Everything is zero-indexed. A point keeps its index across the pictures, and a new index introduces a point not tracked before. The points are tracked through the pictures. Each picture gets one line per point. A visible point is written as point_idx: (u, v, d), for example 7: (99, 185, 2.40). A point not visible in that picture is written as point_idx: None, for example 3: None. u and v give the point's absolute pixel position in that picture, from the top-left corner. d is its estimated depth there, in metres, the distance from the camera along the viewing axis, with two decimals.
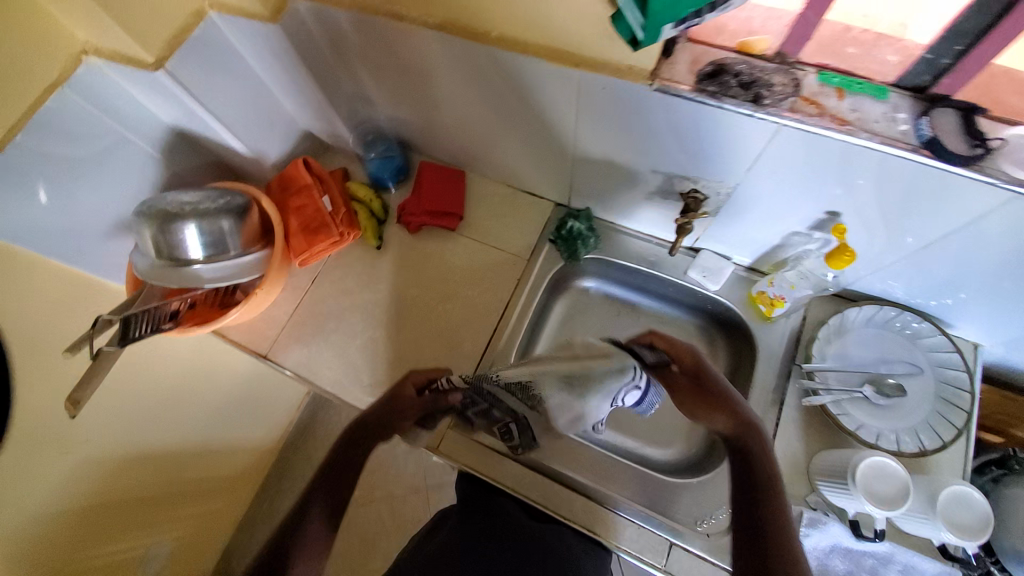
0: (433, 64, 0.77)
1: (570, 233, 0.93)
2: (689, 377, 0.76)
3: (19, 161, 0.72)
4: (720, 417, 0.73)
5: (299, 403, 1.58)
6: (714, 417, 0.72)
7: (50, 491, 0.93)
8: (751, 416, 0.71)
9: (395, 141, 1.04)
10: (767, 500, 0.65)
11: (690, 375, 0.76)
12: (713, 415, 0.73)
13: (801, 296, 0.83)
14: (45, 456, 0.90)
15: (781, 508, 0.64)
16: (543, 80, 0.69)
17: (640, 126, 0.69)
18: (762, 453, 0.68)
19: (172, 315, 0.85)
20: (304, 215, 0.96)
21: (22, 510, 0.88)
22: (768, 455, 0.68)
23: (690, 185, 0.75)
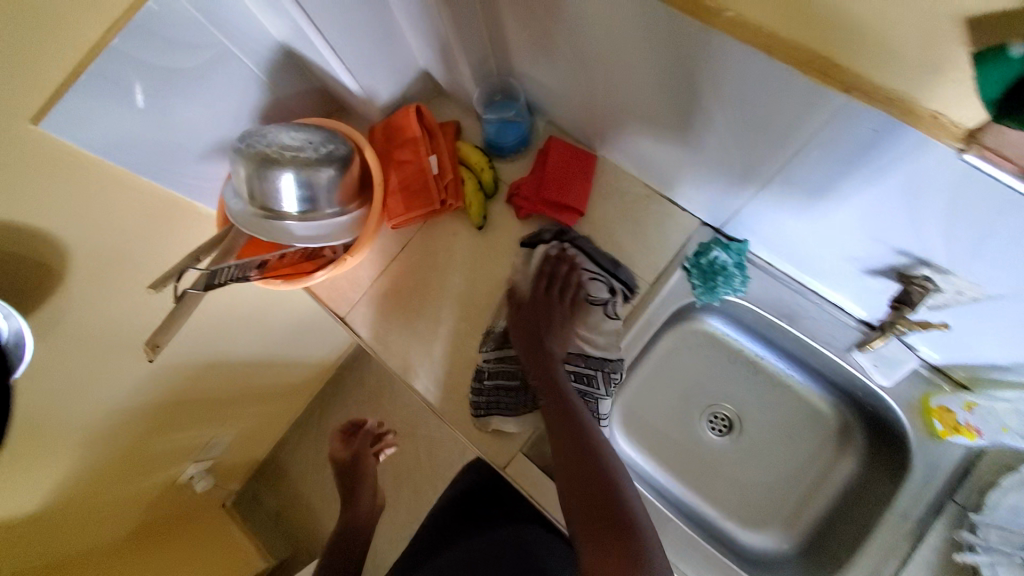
0: (610, 30, 0.58)
1: (711, 265, 0.77)
2: (527, 310, 0.81)
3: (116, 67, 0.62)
4: (534, 355, 0.79)
5: (346, 346, 1.41)
6: (535, 363, 0.79)
7: (125, 391, 0.92)
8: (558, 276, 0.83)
9: (524, 102, 0.87)
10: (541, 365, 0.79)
11: (526, 307, 0.82)
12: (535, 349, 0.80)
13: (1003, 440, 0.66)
14: (118, 361, 0.87)
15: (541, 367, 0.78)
16: (771, 91, 0.50)
17: (894, 187, 0.50)
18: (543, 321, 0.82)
19: (260, 265, 0.77)
20: (408, 174, 0.84)
21: (94, 402, 0.88)
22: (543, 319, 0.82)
23: (923, 272, 0.57)
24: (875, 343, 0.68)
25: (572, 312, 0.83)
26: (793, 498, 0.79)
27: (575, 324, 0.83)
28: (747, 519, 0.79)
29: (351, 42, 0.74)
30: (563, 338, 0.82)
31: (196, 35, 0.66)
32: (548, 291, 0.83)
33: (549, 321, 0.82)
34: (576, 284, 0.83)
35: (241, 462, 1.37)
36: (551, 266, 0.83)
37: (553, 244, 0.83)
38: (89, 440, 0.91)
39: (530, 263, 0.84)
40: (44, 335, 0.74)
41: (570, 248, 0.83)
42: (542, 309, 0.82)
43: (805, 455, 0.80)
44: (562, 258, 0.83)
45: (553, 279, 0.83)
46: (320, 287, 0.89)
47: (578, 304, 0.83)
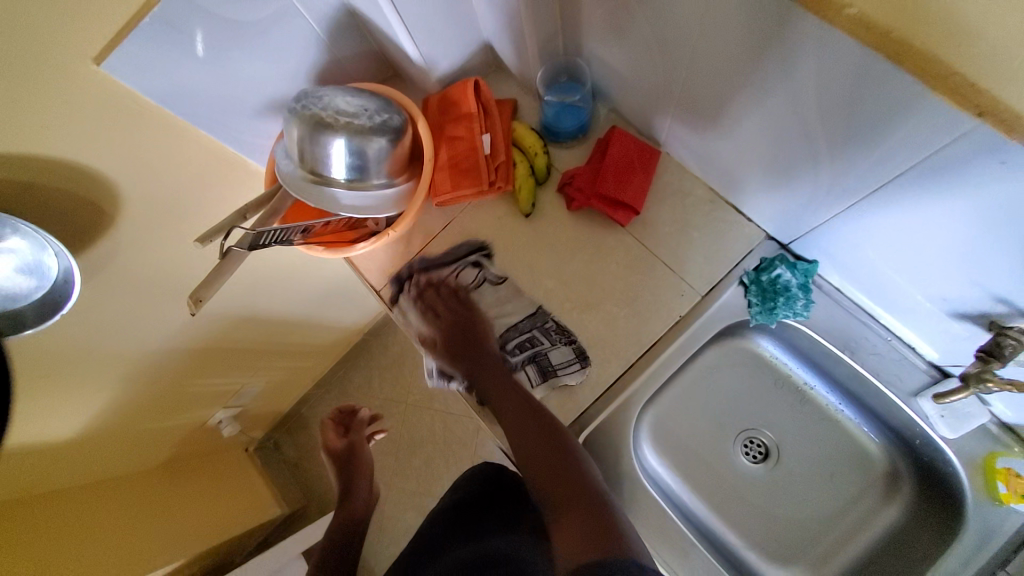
0: (703, 15, 0.52)
1: (774, 283, 0.71)
2: (446, 340, 0.83)
3: (178, 14, 0.60)
4: (476, 363, 0.81)
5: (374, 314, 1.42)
6: (480, 370, 0.81)
7: (165, 335, 0.95)
8: (434, 297, 0.85)
9: (590, 87, 0.81)
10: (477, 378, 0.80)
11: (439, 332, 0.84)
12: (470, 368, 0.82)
13: None
14: (161, 306, 0.89)
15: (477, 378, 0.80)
16: (886, 104, 0.44)
17: (1017, 232, 0.44)
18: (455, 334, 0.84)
19: (304, 231, 0.76)
20: (458, 150, 0.81)
21: (138, 343, 0.91)
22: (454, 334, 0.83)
23: (1022, 324, 0.50)
24: (958, 395, 0.61)
25: (478, 314, 0.85)
26: (825, 540, 0.74)
27: (485, 320, 0.84)
28: (773, 554, 0.75)
29: (418, 8, 0.70)
30: (488, 340, 0.83)
31: None
32: (450, 310, 0.84)
33: (468, 333, 0.83)
34: (461, 287, 0.86)
35: (264, 411, 1.42)
36: (434, 286, 0.85)
37: (416, 280, 0.85)
38: (131, 376, 0.95)
39: (419, 308, 0.85)
40: (95, 274, 0.75)
41: (433, 272, 0.86)
42: (459, 329, 0.84)
43: (844, 498, 0.75)
44: (435, 283, 0.85)
45: (446, 300, 0.85)
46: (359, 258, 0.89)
47: (474, 303, 0.85)
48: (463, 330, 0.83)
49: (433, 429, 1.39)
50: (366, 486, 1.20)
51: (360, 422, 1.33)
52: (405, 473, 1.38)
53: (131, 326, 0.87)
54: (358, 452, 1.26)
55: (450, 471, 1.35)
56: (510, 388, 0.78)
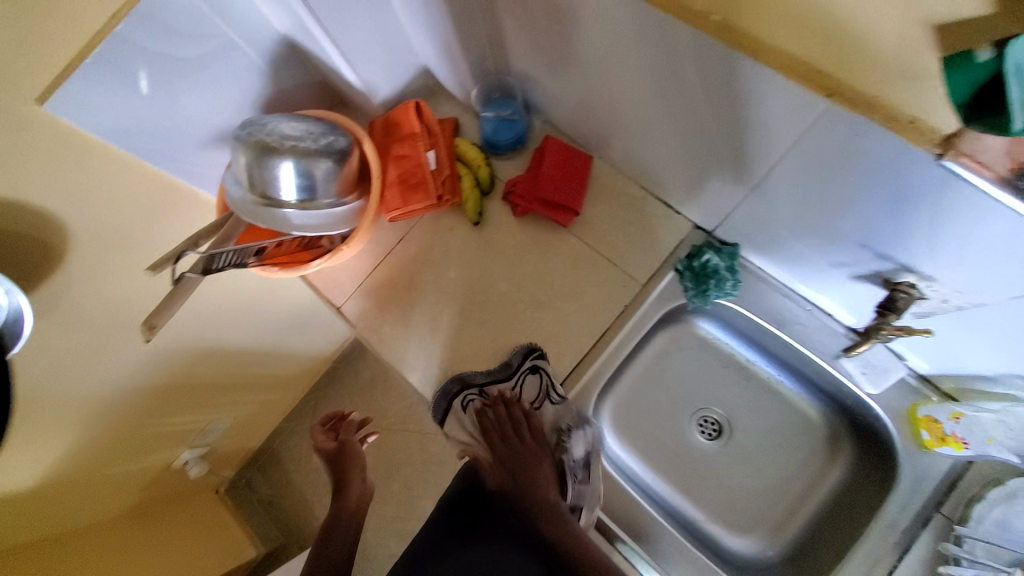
0: (602, 28, 0.58)
1: (704, 268, 0.76)
2: (500, 467, 0.80)
3: (118, 54, 0.63)
4: (528, 487, 0.77)
5: (341, 340, 1.42)
6: (529, 494, 0.76)
7: (126, 373, 0.93)
8: (488, 414, 0.82)
9: (522, 101, 0.87)
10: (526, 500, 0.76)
11: (496, 456, 0.81)
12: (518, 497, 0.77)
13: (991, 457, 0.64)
14: (118, 343, 0.88)
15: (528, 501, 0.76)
16: (758, 97, 0.51)
17: (880, 196, 0.50)
18: (508, 449, 0.80)
19: (259, 251, 0.78)
20: (405, 168, 0.85)
21: (96, 382, 0.89)
22: (507, 450, 0.80)
23: (907, 278, 0.56)
24: (862, 348, 0.66)
25: (538, 442, 0.80)
26: (781, 504, 0.78)
27: (542, 451, 0.80)
28: (736, 524, 0.78)
29: (352, 37, 0.76)
30: (542, 473, 0.78)
31: (200, 26, 0.69)
32: (506, 437, 0.81)
33: (523, 463, 0.79)
34: (523, 408, 0.82)
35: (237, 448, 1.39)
36: (496, 404, 0.82)
37: (471, 398, 0.82)
38: (87, 420, 0.92)
39: (472, 429, 0.83)
40: (45, 312, 0.75)
41: (491, 389, 0.82)
42: (515, 456, 0.79)
43: (793, 462, 0.80)
44: (493, 402, 0.82)
45: (502, 422, 0.82)
46: (318, 277, 0.91)
47: (538, 429, 0.81)
48: (519, 462, 0.79)
49: (410, 449, 1.38)
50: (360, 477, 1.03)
51: (351, 425, 1.13)
52: (384, 497, 1.35)
53: (86, 365, 0.86)
54: (349, 454, 1.06)
55: (429, 490, 1.34)
56: (563, 523, 0.71)
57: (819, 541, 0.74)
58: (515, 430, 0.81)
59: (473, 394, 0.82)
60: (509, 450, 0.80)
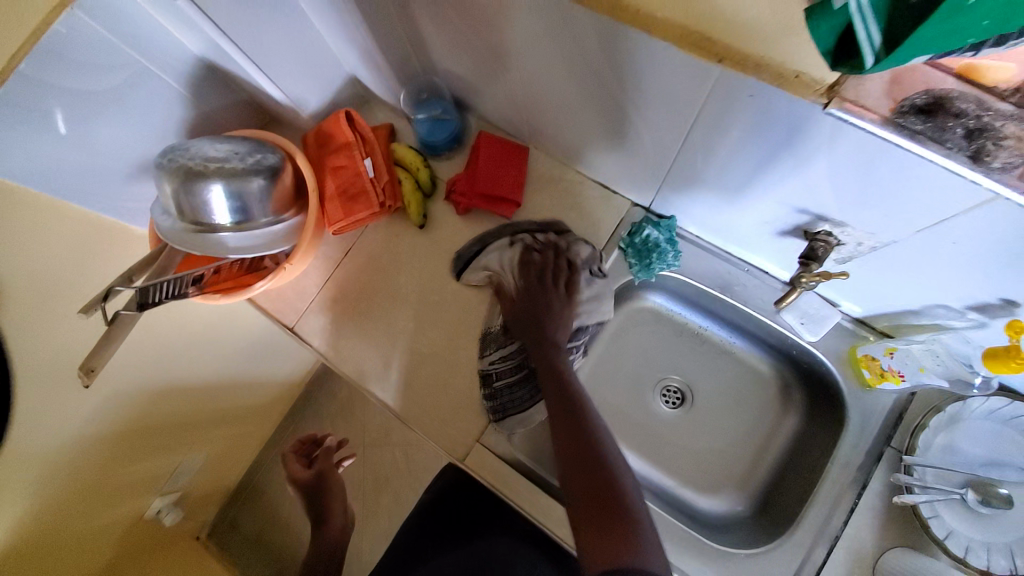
0: (509, 19, 0.60)
1: (645, 243, 0.79)
2: (522, 301, 0.81)
3: (21, 93, 0.60)
4: (541, 337, 0.77)
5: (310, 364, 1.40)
6: (538, 349, 0.76)
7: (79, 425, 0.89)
8: (529, 258, 0.83)
9: (452, 101, 0.88)
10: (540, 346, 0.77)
11: (519, 299, 0.81)
12: (529, 334, 0.78)
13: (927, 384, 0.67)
14: None
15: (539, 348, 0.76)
16: (662, 70, 0.53)
17: (783, 154, 0.53)
18: (542, 299, 0.81)
19: (196, 280, 0.77)
20: (343, 178, 0.84)
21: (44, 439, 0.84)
22: (542, 300, 0.81)
23: (823, 227, 0.60)
24: (789, 297, 0.70)
25: (570, 297, 0.81)
26: (744, 459, 0.82)
27: (565, 310, 0.80)
28: (706, 486, 0.81)
29: (271, 53, 0.75)
30: (559, 324, 0.79)
31: (109, 57, 0.66)
32: (541, 281, 0.82)
33: (544, 306, 0.80)
34: (570, 261, 0.82)
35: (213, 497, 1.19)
36: (546, 252, 0.83)
37: (525, 235, 0.84)
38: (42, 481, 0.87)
39: (510, 258, 0.83)
40: None
41: (548, 236, 0.83)
42: (538, 297, 0.81)
43: (750, 417, 0.83)
44: (543, 245, 0.83)
45: (544, 268, 0.82)
46: (267, 300, 0.89)
47: (574, 285, 0.81)
48: (536, 306, 0.80)
49: None
50: (342, 509, 1.17)
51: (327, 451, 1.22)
52: None
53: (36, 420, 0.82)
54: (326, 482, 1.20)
55: None
56: (563, 369, 0.73)
57: (780, 488, 0.77)
58: (547, 285, 0.82)
59: (524, 241, 0.83)
60: (542, 300, 0.81)
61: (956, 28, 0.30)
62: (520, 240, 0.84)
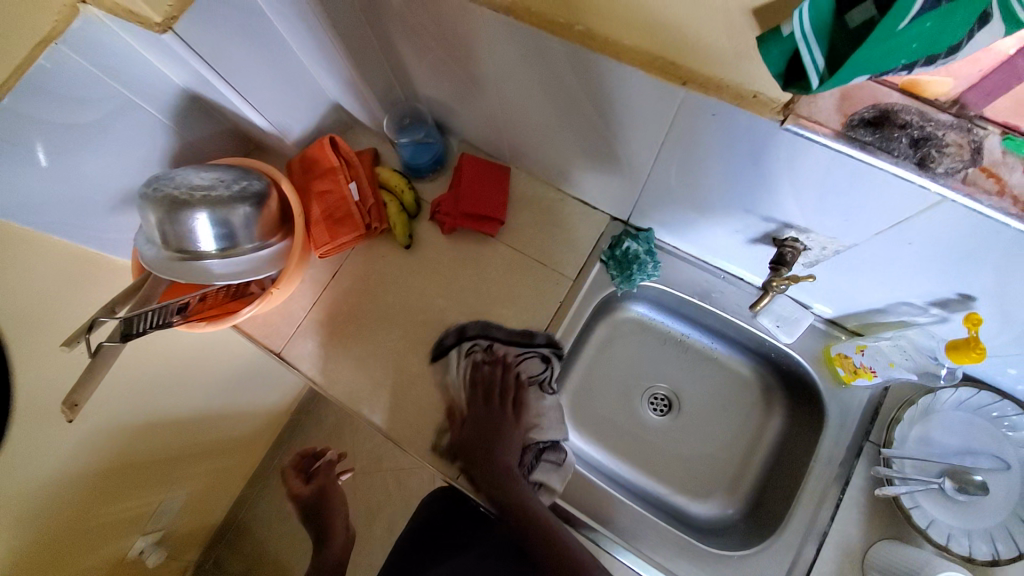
0: (486, 47, 0.63)
1: (626, 255, 0.82)
2: (469, 427, 0.80)
3: (3, 127, 0.61)
4: (491, 460, 0.78)
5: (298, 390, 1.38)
6: (489, 471, 0.78)
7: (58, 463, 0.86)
8: (478, 372, 0.84)
9: (434, 125, 0.91)
10: (493, 469, 0.78)
11: (467, 421, 0.81)
12: (479, 457, 0.79)
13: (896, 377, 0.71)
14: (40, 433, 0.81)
15: (492, 468, 0.78)
16: (631, 92, 0.56)
17: (749, 168, 0.57)
18: (491, 426, 0.81)
19: (181, 308, 0.76)
20: (328, 203, 0.86)
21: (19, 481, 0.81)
22: (491, 423, 0.81)
23: (790, 234, 0.63)
24: (763, 301, 0.72)
25: (518, 417, 0.83)
26: (732, 463, 0.83)
27: (513, 430, 0.82)
28: (696, 491, 0.83)
29: (255, 84, 0.77)
30: (511, 447, 0.80)
31: (93, 90, 0.67)
32: (487, 404, 0.82)
33: (495, 433, 0.81)
34: (517, 381, 0.84)
35: (185, 534, 1.20)
36: (496, 363, 0.84)
37: (476, 346, 0.84)
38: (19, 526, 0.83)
39: (461, 372, 0.83)
40: None
41: (497, 347, 0.84)
42: (486, 423, 0.81)
43: (736, 422, 0.85)
44: (492, 359, 0.84)
45: (492, 382, 0.84)
46: (253, 326, 0.88)
47: (522, 403, 0.83)
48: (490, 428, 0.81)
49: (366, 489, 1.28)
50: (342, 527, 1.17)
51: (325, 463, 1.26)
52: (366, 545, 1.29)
53: (12, 460, 0.78)
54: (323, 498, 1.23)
55: None
56: (522, 496, 0.76)
57: (768, 490, 0.79)
58: (502, 414, 0.82)
59: (476, 346, 0.84)
60: (490, 424, 0.81)
61: (890, 49, 0.33)
62: (475, 343, 0.84)
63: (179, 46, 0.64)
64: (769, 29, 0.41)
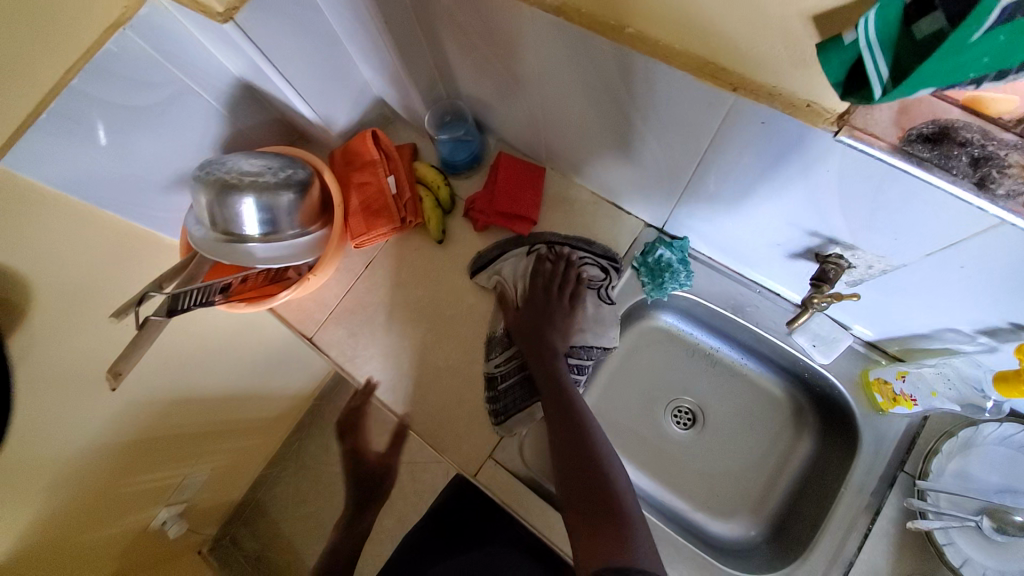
0: (534, 48, 0.64)
1: (658, 263, 0.81)
2: (526, 309, 0.84)
3: (74, 106, 0.64)
4: (539, 348, 0.81)
5: (324, 375, 1.42)
6: (536, 359, 0.80)
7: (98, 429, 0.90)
8: (537, 268, 0.87)
9: (474, 123, 0.92)
10: (539, 358, 0.80)
11: (524, 308, 0.85)
12: (532, 339, 0.82)
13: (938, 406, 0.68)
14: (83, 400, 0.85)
15: (536, 361, 0.80)
16: (676, 96, 0.56)
17: (796, 180, 0.56)
18: (547, 319, 0.84)
19: (224, 289, 0.79)
20: (367, 194, 0.87)
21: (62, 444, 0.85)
22: (546, 318, 0.84)
23: (834, 250, 0.62)
24: (804, 318, 0.69)
25: (574, 308, 0.84)
26: (755, 483, 0.82)
27: (572, 324, 0.84)
28: (717, 509, 0.81)
29: (305, 75, 0.79)
30: (563, 333, 0.83)
31: (154, 74, 0.70)
32: (546, 291, 0.85)
33: (550, 319, 0.84)
34: (577, 281, 0.85)
35: (206, 509, 1.25)
36: (555, 260, 0.86)
37: (539, 246, 0.87)
38: (59, 485, 0.87)
39: (522, 266, 0.87)
40: (6, 374, 0.72)
41: (560, 247, 0.87)
42: (542, 308, 0.85)
43: (763, 440, 0.83)
44: (554, 258, 0.87)
45: (551, 278, 0.86)
46: (287, 310, 0.91)
47: (578, 296, 0.85)
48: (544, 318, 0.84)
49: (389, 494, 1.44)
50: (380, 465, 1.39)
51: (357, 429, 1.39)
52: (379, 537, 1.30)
53: (53, 423, 0.82)
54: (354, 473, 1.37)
55: None
56: (564, 382, 0.78)
57: (794, 513, 0.77)
58: (558, 304, 0.85)
59: (535, 251, 0.87)
60: (545, 318, 0.84)
61: (957, 65, 0.32)
62: (536, 249, 0.87)
63: (239, 36, 0.67)
64: (828, 35, 0.39)
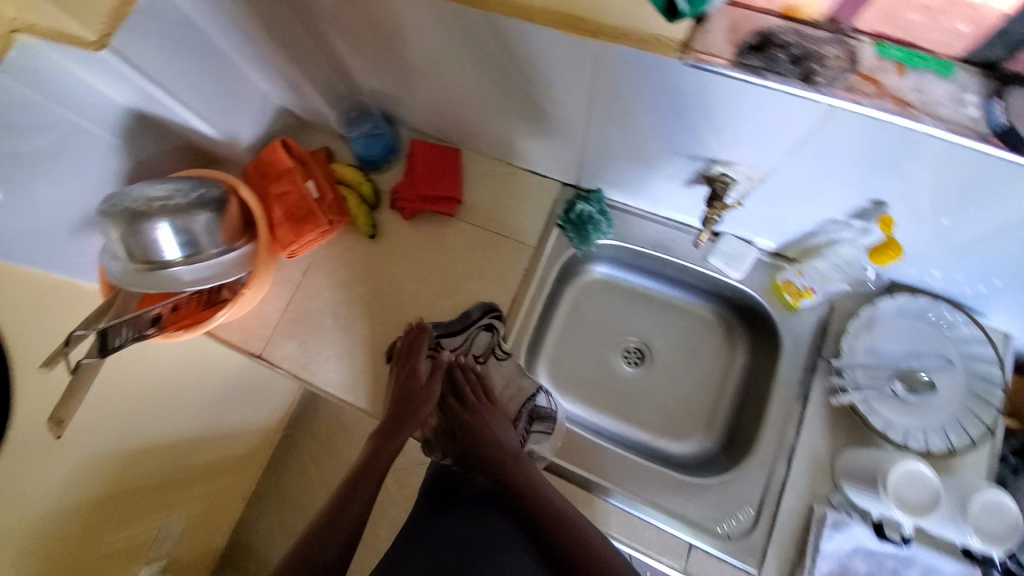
0: (418, 30, 0.66)
1: (580, 217, 0.86)
2: (448, 428, 0.81)
3: None
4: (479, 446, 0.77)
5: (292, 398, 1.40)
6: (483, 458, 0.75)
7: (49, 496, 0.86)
8: (433, 378, 0.82)
9: (382, 117, 0.94)
10: (484, 456, 0.75)
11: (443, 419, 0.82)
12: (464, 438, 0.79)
13: (835, 289, 0.77)
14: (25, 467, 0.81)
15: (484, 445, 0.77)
16: (548, 52, 0.60)
17: (669, 109, 0.61)
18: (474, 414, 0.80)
19: (154, 320, 0.78)
20: (288, 203, 0.88)
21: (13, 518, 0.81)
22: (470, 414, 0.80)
23: (717, 170, 0.68)
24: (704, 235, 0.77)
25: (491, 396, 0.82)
26: (705, 402, 0.88)
27: (491, 408, 0.81)
28: (676, 433, 0.87)
29: (200, 93, 0.79)
30: (499, 422, 0.79)
31: (37, 117, 0.68)
32: (456, 390, 0.83)
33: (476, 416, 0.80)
34: (472, 364, 0.85)
35: (187, 560, 1.21)
36: (450, 357, 0.85)
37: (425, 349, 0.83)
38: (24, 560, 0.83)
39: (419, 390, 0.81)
40: None
41: (444, 343, 0.85)
42: (463, 411, 0.81)
43: (705, 361, 0.90)
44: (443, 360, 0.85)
45: (453, 381, 0.84)
46: (230, 333, 0.90)
47: (488, 383, 0.84)
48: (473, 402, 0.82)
49: None
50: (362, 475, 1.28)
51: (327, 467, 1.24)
52: (376, 542, 1.31)
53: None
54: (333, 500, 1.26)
55: None
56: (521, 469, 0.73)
57: (741, 419, 0.83)
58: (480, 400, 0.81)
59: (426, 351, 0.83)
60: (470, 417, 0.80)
61: None
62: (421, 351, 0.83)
63: (118, 63, 0.66)
64: None
